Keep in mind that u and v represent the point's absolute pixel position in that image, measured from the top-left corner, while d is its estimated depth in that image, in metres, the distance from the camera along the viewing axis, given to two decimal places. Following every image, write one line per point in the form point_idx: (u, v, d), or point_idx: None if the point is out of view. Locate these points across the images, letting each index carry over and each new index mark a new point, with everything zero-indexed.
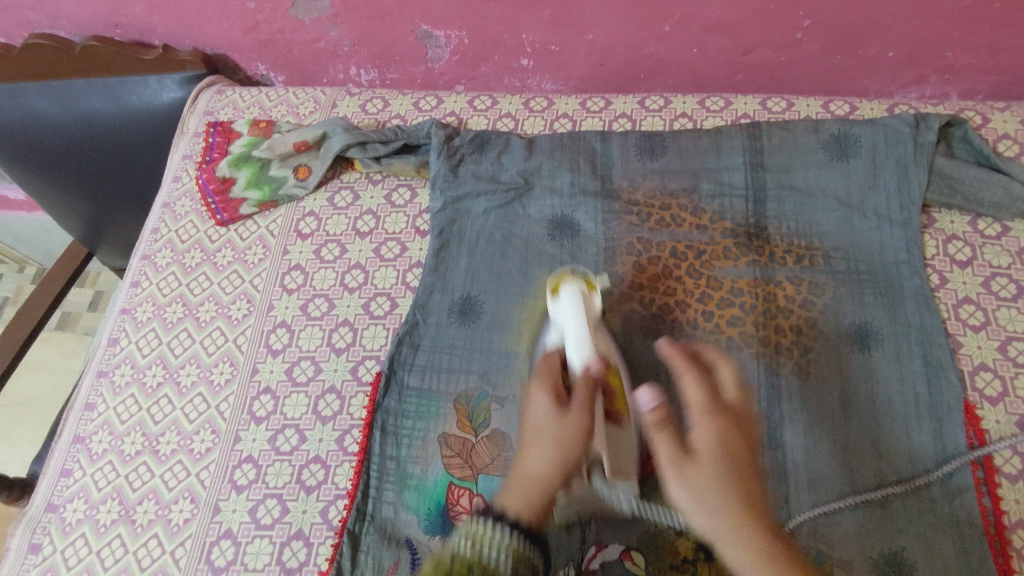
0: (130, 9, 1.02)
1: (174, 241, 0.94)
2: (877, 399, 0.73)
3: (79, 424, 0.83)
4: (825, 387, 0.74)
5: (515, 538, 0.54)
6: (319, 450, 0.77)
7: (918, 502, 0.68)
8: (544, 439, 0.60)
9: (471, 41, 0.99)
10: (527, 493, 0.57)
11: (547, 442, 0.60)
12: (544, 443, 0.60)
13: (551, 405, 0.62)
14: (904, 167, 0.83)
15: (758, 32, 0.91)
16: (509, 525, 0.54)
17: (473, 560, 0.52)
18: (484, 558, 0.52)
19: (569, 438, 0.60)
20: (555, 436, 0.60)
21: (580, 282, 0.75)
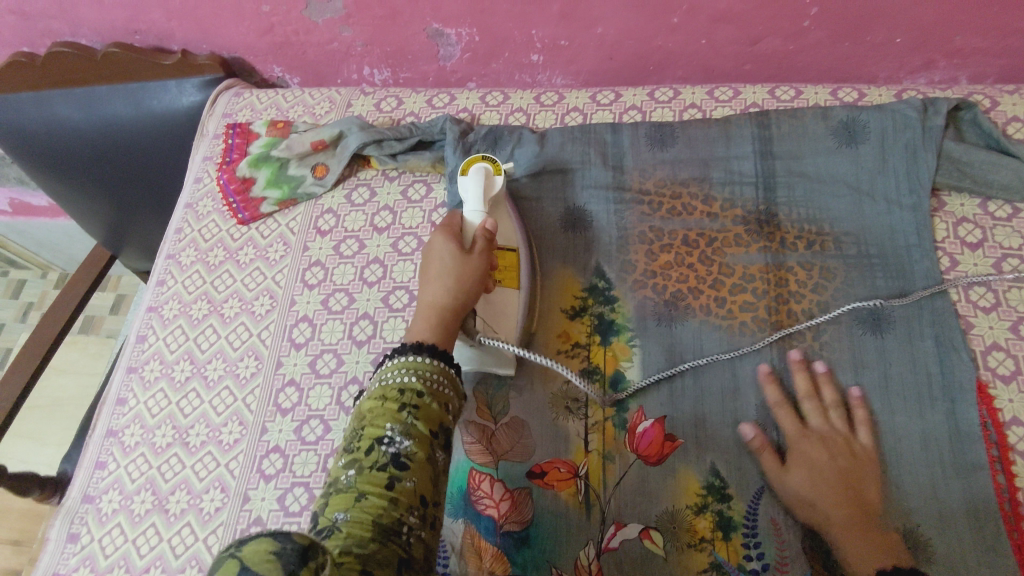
0: (149, 16, 1.05)
1: (197, 240, 0.97)
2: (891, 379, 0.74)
3: (112, 418, 0.86)
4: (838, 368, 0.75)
5: (439, 359, 0.59)
6: (343, 439, 0.79)
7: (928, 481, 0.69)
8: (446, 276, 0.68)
9: (482, 38, 1.00)
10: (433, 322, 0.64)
11: (447, 277, 0.68)
12: (443, 272, 0.69)
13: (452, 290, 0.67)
14: (912, 152, 0.83)
15: (766, 22, 0.92)
16: (427, 350, 0.59)
17: (421, 388, 0.56)
18: (428, 383, 0.57)
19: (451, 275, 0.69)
20: (455, 274, 0.68)
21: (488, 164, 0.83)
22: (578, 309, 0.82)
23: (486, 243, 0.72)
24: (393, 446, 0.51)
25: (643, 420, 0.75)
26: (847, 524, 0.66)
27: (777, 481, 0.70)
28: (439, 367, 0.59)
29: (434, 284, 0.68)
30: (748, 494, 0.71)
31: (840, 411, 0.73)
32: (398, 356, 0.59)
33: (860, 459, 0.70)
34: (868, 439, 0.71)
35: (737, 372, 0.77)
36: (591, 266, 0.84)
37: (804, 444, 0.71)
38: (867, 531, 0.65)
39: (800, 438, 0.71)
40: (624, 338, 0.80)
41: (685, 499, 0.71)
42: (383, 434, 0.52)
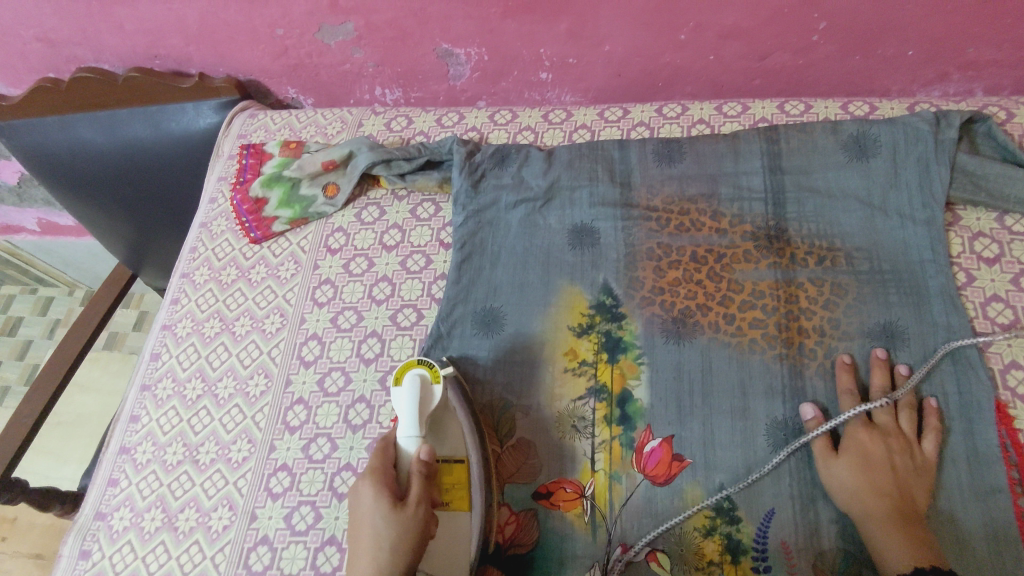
0: (168, 41, 1.08)
1: (211, 260, 0.98)
2: (906, 399, 0.72)
3: (125, 436, 0.87)
4: (852, 386, 0.73)
5: None
6: (350, 458, 0.79)
7: (967, 503, 0.67)
8: (364, 537, 0.63)
9: (491, 58, 1.01)
10: (382, 483, 0.65)
11: (379, 546, 0.61)
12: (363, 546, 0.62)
13: (384, 511, 0.63)
14: (925, 165, 0.82)
15: (774, 37, 0.92)
16: None
17: None
18: None
19: (405, 538, 0.62)
20: (374, 530, 0.62)
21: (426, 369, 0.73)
22: (585, 326, 0.82)
23: (421, 484, 0.66)
24: None
25: (650, 440, 0.74)
26: (881, 519, 0.65)
27: (822, 466, 0.70)
28: None
29: (361, 564, 0.61)
30: (758, 516, 0.69)
31: (908, 411, 0.71)
32: None
33: (918, 462, 0.69)
34: (933, 449, 0.69)
35: (747, 390, 0.75)
36: (598, 283, 0.84)
37: (861, 435, 0.71)
38: (905, 529, 0.64)
39: (859, 429, 0.71)
40: (632, 356, 0.79)
41: (693, 521, 0.70)
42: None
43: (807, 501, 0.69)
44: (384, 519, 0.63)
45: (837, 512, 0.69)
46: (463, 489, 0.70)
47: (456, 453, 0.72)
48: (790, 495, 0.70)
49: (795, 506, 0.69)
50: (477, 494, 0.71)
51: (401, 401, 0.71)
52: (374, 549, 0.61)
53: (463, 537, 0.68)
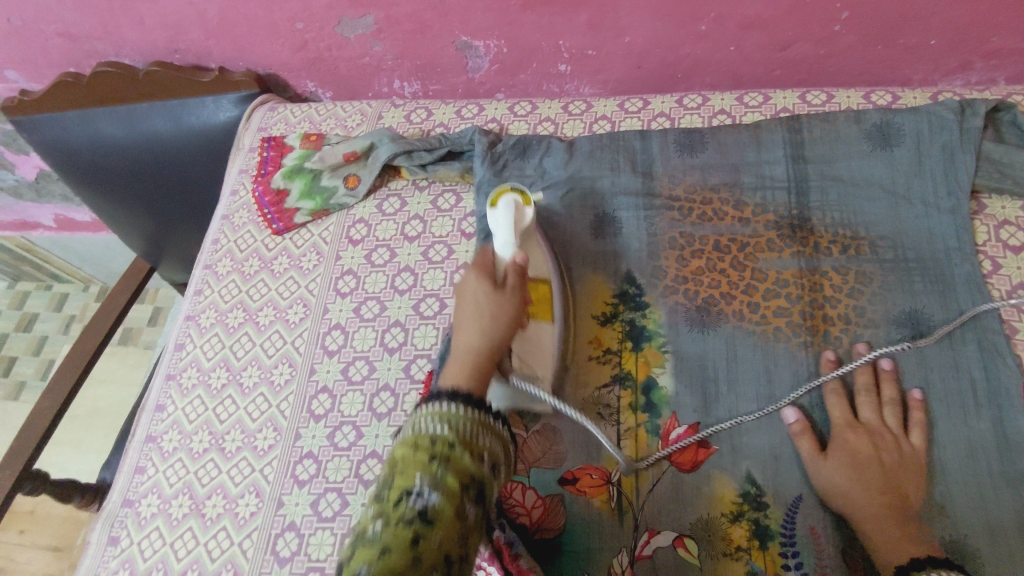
0: (188, 35, 1.08)
1: (233, 251, 0.99)
2: (890, 396, 0.72)
3: (151, 424, 0.88)
4: (836, 385, 0.73)
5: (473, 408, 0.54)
6: (375, 446, 0.80)
7: (956, 496, 0.67)
8: (468, 326, 0.63)
9: (510, 50, 1.02)
10: (475, 370, 0.58)
11: (483, 321, 0.63)
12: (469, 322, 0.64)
13: (487, 296, 0.65)
14: (950, 153, 0.82)
15: (795, 27, 0.92)
16: (461, 399, 0.54)
17: (454, 438, 0.51)
18: (462, 433, 0.51)
19: (499, 320, 0.64)
20: (489, 316, 0.64)
21: (517, 195, 0.81)
22: (609, 315, 0.82)
23: (518, 277, 0.69)
24: (420, 500, 0.46)
25: (676, 426, 0.75)
26: (880, 515, 0.64)
27: (815, 467, 0.69)
28: (467, 416, 0.53)
29: (468, 329, 0.63)
30: (785, 502, 0.69)
31: (893, 408, 0.71)
32: (431, 402, 0.54)
33: (906, 457, 0.68)
34: (920, 443, 0.69)
35: (773, 378, 0.75)
36: (621, 272, 0.84)
37: (848, 434, 0.70)
38: (901, 524, 0.63)
39: (844, 429, 0.71)
40: (656, 344, 0.79)
41: (720, 507, 0.70)
42: (412, 487, 0.47)
43: None
44: (474, 383, 0.57)
45: None
46: (547, 303, 0.78)
47: (541, 329, 0.76)
48: None
49: None
50: (552, 385, 0.75)
51: (498, 220, 0.78)
52: (475, 316, 0.64)
53: (546, 405, 0.74)
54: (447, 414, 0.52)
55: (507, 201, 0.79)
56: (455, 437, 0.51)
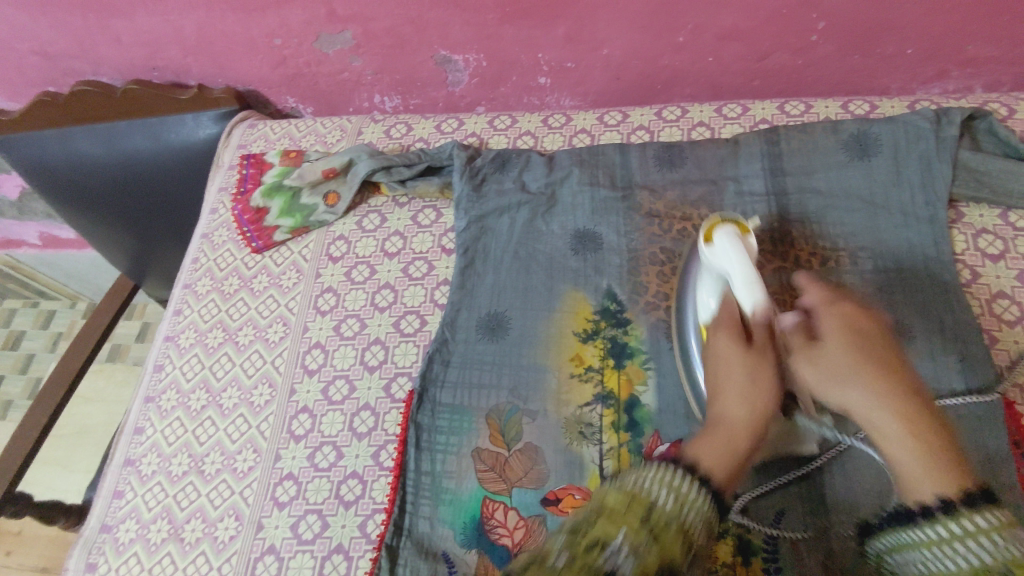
0: (167, 53, 1.08)
1: (213, 270, 0.98)
2: None
3: (130, 448, 0.87)
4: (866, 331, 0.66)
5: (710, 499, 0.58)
6: (356, 466, 0.79)
7: None
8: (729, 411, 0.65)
9: (489, 63, 1.01)
10: (729, 450, 0.61)
11: (743, 392, 0.65)
12: (734, 386, 0.66)
13: (737, 349, 0.68)
14: (926, 163, 0.82)
15: (772, 37, 0.92)
16: (698, 478, 0.58)
17: (676, 509, 0.56)
18: (686, 515, 0.56)
19: (760, 384, 0.65)
20: (745, 372, 0.66)
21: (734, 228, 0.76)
22: (590, 332, 0.82)
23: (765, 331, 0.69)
24: (618, 557, 0.51)
25: (659, 444, 0.74)
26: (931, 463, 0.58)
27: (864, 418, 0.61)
28: (685, 492, 0.57)
29: (730, 401, 0.65)
30: (768, 517, 0.70)
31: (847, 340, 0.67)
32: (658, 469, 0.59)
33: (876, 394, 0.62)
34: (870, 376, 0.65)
35: None
36: (602, 289, 0.84)
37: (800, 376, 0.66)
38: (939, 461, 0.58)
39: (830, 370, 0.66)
40: (638, 361, 0.79)
41: None
42: (615, 540, 0.53)
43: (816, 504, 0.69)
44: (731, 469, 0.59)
45: (845, 507, 0.69)
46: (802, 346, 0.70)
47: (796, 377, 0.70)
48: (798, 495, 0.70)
49: (805, 507, 0.69)
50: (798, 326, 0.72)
51: (721, 258, 0.74)
52: (751, 392, 0.65)
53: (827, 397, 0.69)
54: (678, 483, 0.57)
55: (721, 239, 0.75)
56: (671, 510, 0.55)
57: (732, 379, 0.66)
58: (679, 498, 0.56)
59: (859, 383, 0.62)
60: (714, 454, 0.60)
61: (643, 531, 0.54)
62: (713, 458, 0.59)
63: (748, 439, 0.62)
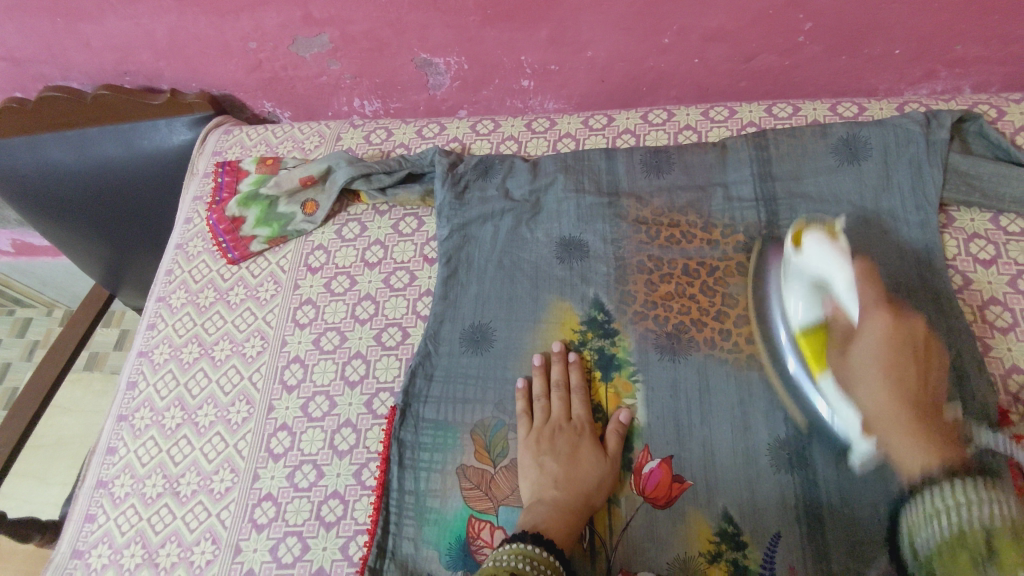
0: (138, 57, 1.04)
1: (188, 282, 0.95)
2: None
3: (102, 469, 0.84)
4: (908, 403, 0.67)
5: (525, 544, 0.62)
6: (337, 485, 0.77)
7: None
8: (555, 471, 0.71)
9: (471, 66, 0.99)
10: (563, 518, 0.67)
11: (576, 484, 0.70)
12: (558, 451, 0.72)
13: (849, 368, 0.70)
14: (917, 167, 0.81)
15: (759, 39, 0.90)
16: (530, 537, 0.63)
17: (517, 568, 0.59)
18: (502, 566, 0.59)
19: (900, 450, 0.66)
20: (564, 479, 0.70)
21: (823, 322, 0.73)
22: (577, 343, 0.80)
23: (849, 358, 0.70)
24: None
25: (649, 460, 0.72)
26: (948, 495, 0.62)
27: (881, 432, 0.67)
28: (532, 553, 0.61)
29: (557, 483, 0.70)
30: (763, 540, 0.67)
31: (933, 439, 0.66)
32: (514, 542, 0.62)
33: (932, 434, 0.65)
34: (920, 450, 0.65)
35: (746, 407, 0.73)
36: (589, 298, 0.82)
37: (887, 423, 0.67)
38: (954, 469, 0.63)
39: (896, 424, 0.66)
40: (626, 373, 0.77)
41: (698, 546, 0.68)
42: None
43: (813, 523, 0.67)
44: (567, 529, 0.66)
45: (843, 528, 0.66)
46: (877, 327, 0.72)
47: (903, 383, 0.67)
48: (796, 515, 0.68)
49: (803, 527, 0.67)
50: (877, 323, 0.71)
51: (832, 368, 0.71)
52: (540, 472, 0.71)
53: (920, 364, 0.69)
54: (512, 555, 0.61)
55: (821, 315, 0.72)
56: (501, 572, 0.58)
57: (555, 461, 0.71)
58: (529, 559, 0.60)
59: (892, 428, 0.66)
60: (551, 522, 0.66)
61: None
62: (551, 520, 0.66)
63: (574, 520, 0.67)
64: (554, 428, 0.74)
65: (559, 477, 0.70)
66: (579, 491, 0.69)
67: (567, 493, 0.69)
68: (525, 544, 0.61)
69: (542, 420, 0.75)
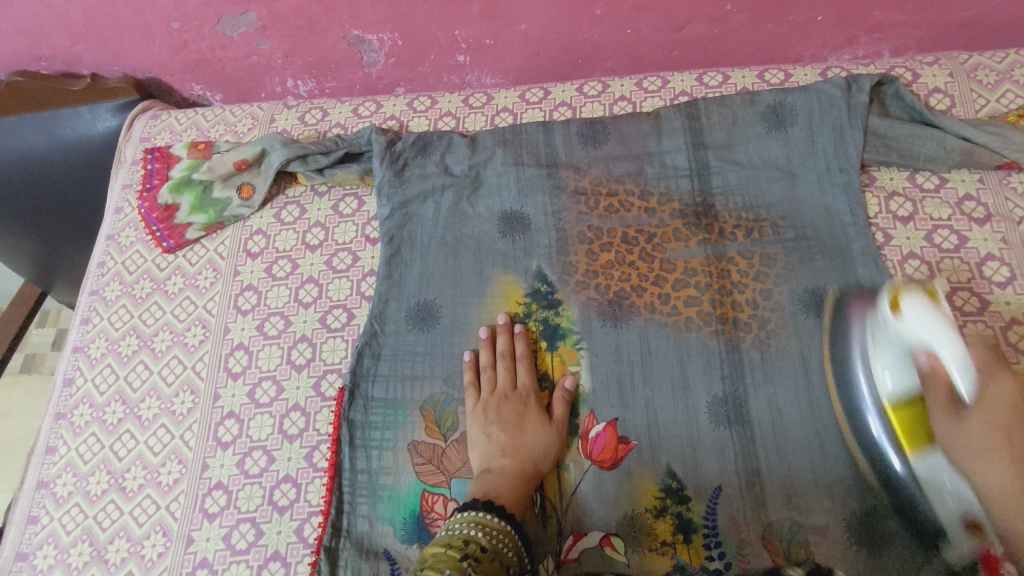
0: (52, 41, 1.00)
1: (122, 274, 0.92)
2: (803, 365, 0.74)
3: (42, 469, 0.81)
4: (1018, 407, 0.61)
5: (472, 511, 0.63)
6: (289, 470, 0.77)
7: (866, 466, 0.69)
8: (503, 441, 0.72)
9: (405, 42, 0.98)
10: (512, 486, 0.68)
11: (523, 451, 0.71)
12: (506, 421, 0.73)
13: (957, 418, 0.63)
14: (840, 130, 0.84)
15: (688, 8, 0.92)
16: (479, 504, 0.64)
17: (469, 535, 0.60)
18: (454, 534, 0.61)
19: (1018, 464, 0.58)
20: (512, 448, 0.71)
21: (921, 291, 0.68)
22: (522, 315, 0.81)
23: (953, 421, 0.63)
24: None
25: (594, 424, 0.74)
26: None
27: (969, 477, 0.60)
28: (480, 518, 0.62)
29: (505, 453, 0.71)
30: (706, 493, 0.70)
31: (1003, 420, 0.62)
32: (466, 510, 0.64)
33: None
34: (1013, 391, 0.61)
35: (686, 367, 0.76)
36: (532, 270, 0.83)
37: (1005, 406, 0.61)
38: None
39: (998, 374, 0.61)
40: (571, 342, 0.79)
41: (644, 503, 0.71)
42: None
43: (752, 475, 0.70)
44: (513, 497, 0.67)
45: (780, 477, 0.70)
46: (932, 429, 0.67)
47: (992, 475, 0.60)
48: (735, 468, 0.71)
49: (742, 478, 0.70)
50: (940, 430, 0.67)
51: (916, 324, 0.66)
52: (488, 443, 0.72)
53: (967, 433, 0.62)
54: (463, 522, 0.62)
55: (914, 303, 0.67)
56: (455, 540, 0.59)
57: (503, 431, 0.73)
58: (477, 524, 0.62)
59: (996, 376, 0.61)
60: (502, 491, 0.68)
61: (472, 560, 0.57)
62: (501, 489, 0.68)
63: (522, 488, 0.69)
64: (501, 396, 0.75)
65: (506, 447, 0.71)
66: (526, 458, 0.71)
67: (513, 462, 0.70)
68: (475, 512, 0.63)
69: (490, 391, 0.76)
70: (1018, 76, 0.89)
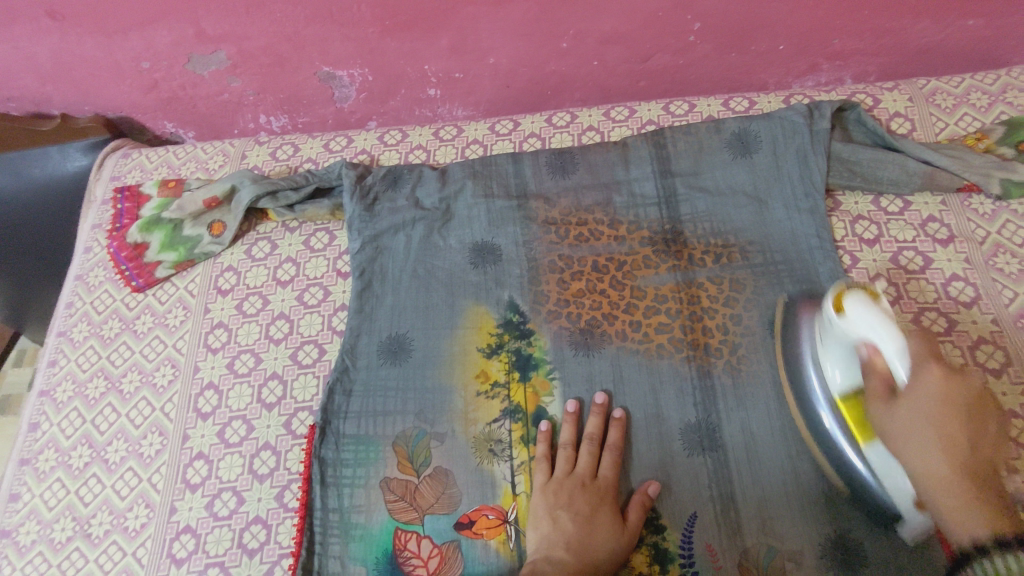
0: (22, 82, 1.00)
1: (90, 314, 0.91)
2: (774, 389, 0.74)
3: (4, 518, 0.79)
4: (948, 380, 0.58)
5: None
6: (258, 511, 0.75)
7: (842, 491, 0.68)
8: (565, 531, 0.67)
9: (375, 78, 0.99)
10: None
11: (584, 542, 0.66)
12: (568, 506, 0.69)
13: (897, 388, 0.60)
14: (803, 156, 0.86)
15: (652, 40, 0.94)
16: None
17: None
18: None
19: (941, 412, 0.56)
20: (572, 538, 0.66)
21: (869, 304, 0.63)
22: (494, 346, 0.80)
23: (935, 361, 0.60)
24: None
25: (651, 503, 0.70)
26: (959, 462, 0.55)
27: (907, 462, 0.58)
28: None
29: (566, 543, 0.66)
30: (681, 522, 0.70)
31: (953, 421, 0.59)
32: None
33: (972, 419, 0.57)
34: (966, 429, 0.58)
35: (658, 395, 0.76)
36: (504, 301, 0.83)
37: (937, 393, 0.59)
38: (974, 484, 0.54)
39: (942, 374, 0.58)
40: (543, 372, 0.78)
41: None
42: None
43: (727, 502, 0.70)
44: None
45: (754, 505, 0.69)
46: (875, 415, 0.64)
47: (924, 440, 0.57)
48: (710, 497, 0.70)
49: (716, 507, 0.70)
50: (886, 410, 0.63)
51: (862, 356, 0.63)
52: (550, 530, 0.68)
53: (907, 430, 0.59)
54: None
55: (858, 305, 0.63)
56: None
57: (567, 520, 0.68)
58: None
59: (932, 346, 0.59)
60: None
61: None
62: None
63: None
64: (576, 484, 0.71)
65: (569, 539, 0.66)
66: (587, 550, 0.66)
67: (577, 559, 0.65)
68: None
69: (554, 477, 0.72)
70: (974, 100, 0.91)
